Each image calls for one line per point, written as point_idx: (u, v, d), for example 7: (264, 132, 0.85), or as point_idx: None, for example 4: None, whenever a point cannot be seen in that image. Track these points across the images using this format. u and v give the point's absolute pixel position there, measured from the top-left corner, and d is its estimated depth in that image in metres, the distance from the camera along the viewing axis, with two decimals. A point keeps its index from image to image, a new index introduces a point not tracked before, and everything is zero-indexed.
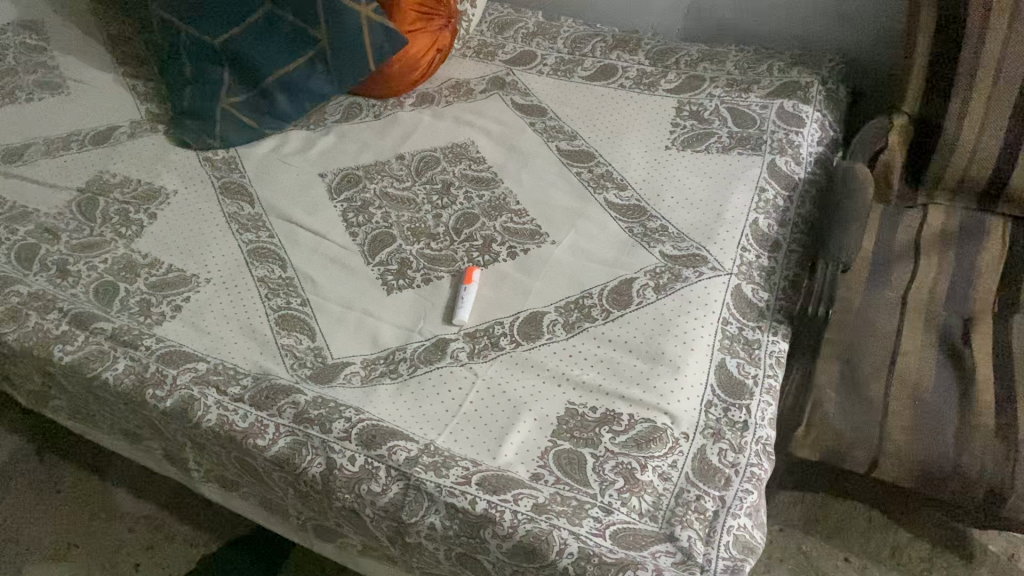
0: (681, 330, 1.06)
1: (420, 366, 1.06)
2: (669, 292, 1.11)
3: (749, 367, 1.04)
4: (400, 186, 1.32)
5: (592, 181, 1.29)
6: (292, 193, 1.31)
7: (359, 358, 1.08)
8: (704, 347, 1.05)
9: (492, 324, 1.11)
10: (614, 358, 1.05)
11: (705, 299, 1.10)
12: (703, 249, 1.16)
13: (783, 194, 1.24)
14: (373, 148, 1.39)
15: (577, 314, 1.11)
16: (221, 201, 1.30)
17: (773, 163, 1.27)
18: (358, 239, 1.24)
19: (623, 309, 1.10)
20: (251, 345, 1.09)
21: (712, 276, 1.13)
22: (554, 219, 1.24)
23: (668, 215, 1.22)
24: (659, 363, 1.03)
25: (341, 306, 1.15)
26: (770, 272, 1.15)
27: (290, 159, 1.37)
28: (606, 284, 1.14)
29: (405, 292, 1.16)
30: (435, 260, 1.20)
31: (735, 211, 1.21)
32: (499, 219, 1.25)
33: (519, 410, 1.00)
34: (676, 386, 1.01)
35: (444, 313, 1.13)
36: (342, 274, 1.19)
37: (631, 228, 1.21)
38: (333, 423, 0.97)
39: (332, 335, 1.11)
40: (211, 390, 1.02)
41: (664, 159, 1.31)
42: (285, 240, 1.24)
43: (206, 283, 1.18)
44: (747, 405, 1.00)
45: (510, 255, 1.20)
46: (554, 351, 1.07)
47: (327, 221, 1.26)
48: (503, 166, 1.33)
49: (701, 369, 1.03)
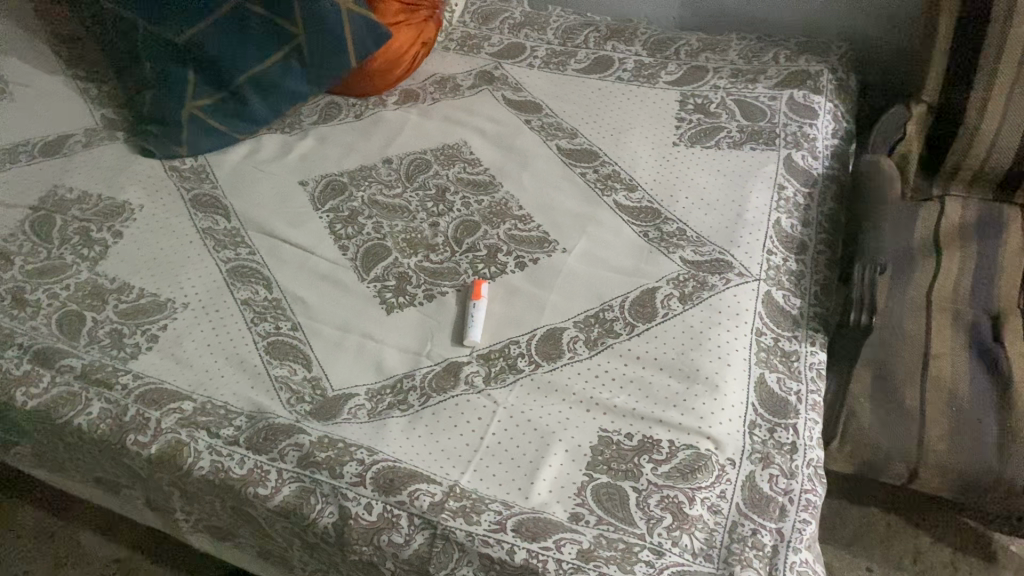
0: (713, 343, 0.98)
1: (432, 396, 0.96)
2: (696, 302, 1.03)
3: (790, 383, 0.96)
4: (390, 193, 1.21)
5: (598, 182, 1.20)
6: (272, 204, 1.19)
7: (364, 388, 0.98)
8: (740, 362, 0.97)
9: (507, 344, 1.01)
10: (645, 378, 0.96)
11: (736, 309, 1.02)
12: (727, 253, 1.08)
13: (802, 191, 1.17)
14: (357, 152, 1.28)
15: (598, 330, 1.02)
16: (193, 216, 1.18)
17: (789, 159, 1.20)
18: (349, 252, 1.13)
19: (648, 322, 1.02)
20: (241, 379, 0.98)
21: (739, 282, 1.04)
22: (563, 225, 1.15)
23: (685, 217, 1.14)
24: (694, 382, 0.95)
25: (336, 329, 1.04)
26: (799, 277, 1.07)
27: (266, 166, 1.25)
28: (628, 295, 1.05)
29: (407, 311, 1.06)
30: (436, 274, 1.10)
31: (756, 211, 1.13)
32: (502, 226, 1.15)
33: (548, 441, 0.91)
34: (715, 407, 0.93)
35: (453, 334, 1.03)
36: (335, 293, 1.08)
37: (646, 233, 1.13)
38: (343, 467, 0.86)
39: (331, 363, 1.00)
40: (201, 433, 0.91)
41: (674, 156, 1.23)
42: (268, 257, 1.13)
43: (183, 308, 1.06)
44: (794, 425, 0.92)
45: (518, 265, 1.10)
46: (578, 373, 0.98)
47: (313, 235, 1.15)
48: (501, 169, 1.24)
49: (740, 387, 0.95)
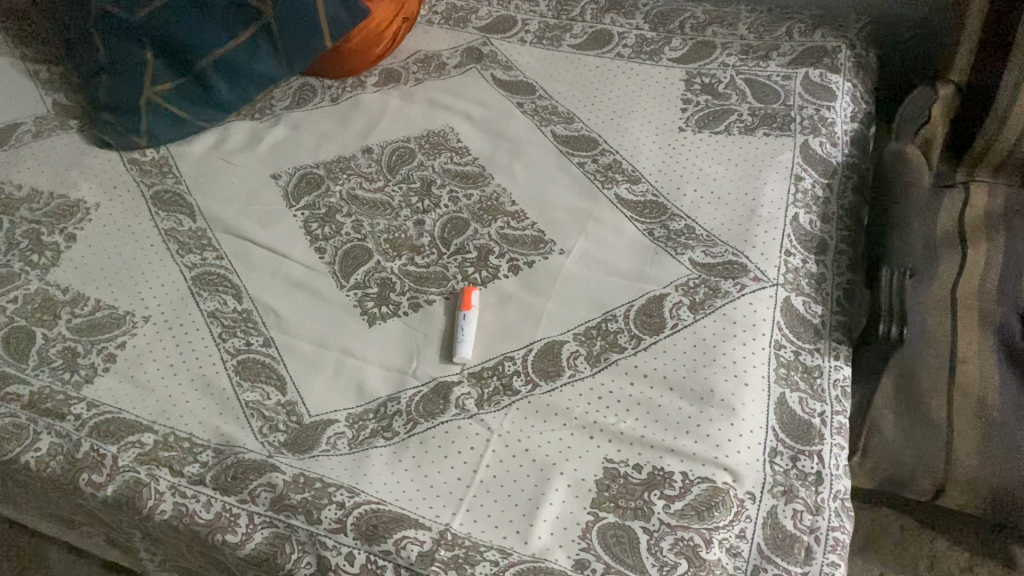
0: (727, 359, 0.89)
1: (419, 422, 0.87)
2: (708, 311, 0.94)
3: (813, 403, 0.88)
4: (371, 186, 1.11)
5: (598, 174, 1.11)
6: (242, 201, 1.09)
7: (344, 413, 0.88)
8: (758, 380, 0.88)
9: (500, 360, 0.92)
10: (654, 400, 0.87)
11: (752, 320, 0.92)
12: (741, 255, 0.99)
13: (820, 182, 1.07)
14: (333, 141, 1.17)
15: (601, 343, 0.93)
16: (155, 216, 1.08)
17: (806, 146, 1.10)
18: (326, 255, 1.03)
19: (655, 334, 0.93)
20: (207, 405, 0.89)
21: (755, 288, 0.95)
22: (560, 222, 1.05)
23: (694, 214, 1.04)
24: (708, 404, 0.86)
25: (313, 345, 0.95)
26: (820, 281, 0.98)
27: (235, 158, 1.15)
28: (632, 303, 0.96)
29: (390, 324, 0.96)
30: (422, 280, 1.01)
31: (771, 206, 1.03)
32: (493, 224, 1.06)
33: (548, 474, 0.82)
34: (731, 433, 0.84)
35: (441, 349, 0.94)
36: (311, 303, 0.99)
37: (651, 230, 1.03)
38: (321, 511, 0.78)
39: (307, 384, 0.91)
40: (162, 471, 0.82)
41: (680, 144, 1.13)
42: (237, 262, 1.03)
43: (144, 323, 0.96)
44: (819, 452, 0.84)
45: (512, 269, 1.01)
46: (579, 394, 0.89)
47: (286, 236, 1.05)
48: (491, 159, 1.14)
49: (758, 409, 0.86)
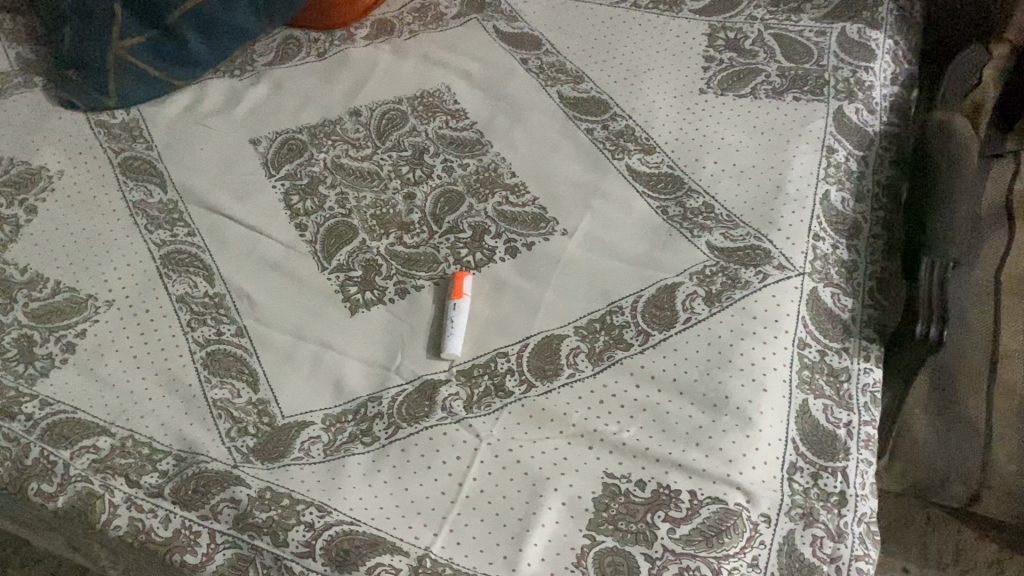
0: (744, 361, 0.81)
1: (401, 427, 0.79)
2: (724, 305, 0.85)
3: (838, 412, 0.79)
4: (358, 154, 1.02)
5: (608, 142, 1.00)
6: (218, 171, 1.00)
7: (320, 415, 0.81)
8: (778, 386, 0.79)
9: (494, 357, 0.84)
10: (661, 406, 0.79)
11: (773, 316, 0.83)
12: (763, 239, 0.89)
13: (855, 154, 0.97)
14: (318, 103, 1.07)
15: (605, 339, 0.84)
16: (122, 186, 0.99)
17: (840, 112, 0.99)
18: (308, 232, 0.95)
19: (665, 330, 0.84)
20: (172, 404, 0.81)
21: (778, 277, 0.86)
22: (563, 199, 0.96)
23: (712, 190, 0.94)
24: (721, 412, 0.78)
25: (290, 336, 0.87)
26: (851, 269, 0.89)
27: (211, 121, 1.05)
28: (641, 293, 0.87)
29: (374, 312, 0.88)
30: (411, 262, 0.92)
31: (800, 182, 0.93)
32: (490, 200, 0.96)
33: (541, 490, 0.74)
34: (746, 446, 0.76)
35: (429, 343, 0.86)
36: (288, 288, 0.90)
37: (664, 209, 0.94)
38: (289, 532, 0.71)
39: (281, 380, 0.83)
40: (118, 481, 0.75)
41: (699, 107, 1.02)
42: (210, 240, 0.94)
43: (107, 308, 0.88)
44: (843, 469, 0.76)
45: (509, 251, 0.92)
46: (579, 397, 0.80)
47: (265, 211, 0.96)
48: (490, 124, 1.04)
49: (777, 419, 0.78)
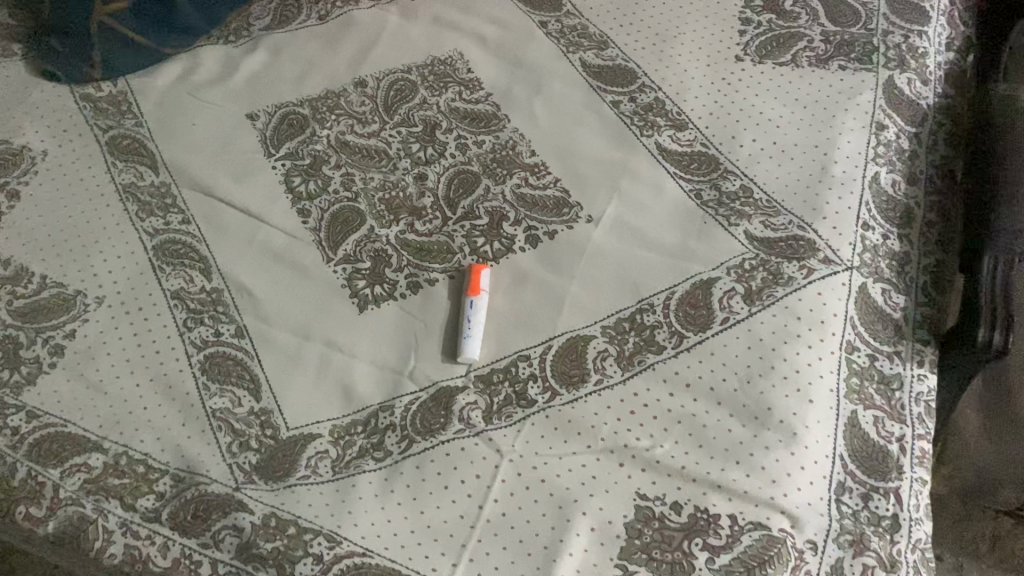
0: (788, 368, 0.74)
1: (416, 441, 0.73)
2: (766, 304, 0.78)
3: (891, 424, 0.73)
4: (365, 129, 0.94)
5: (636, 115, 0.92)
6: (213, 149, 0.92)
7: (328, 426, 0.75)
8: (824, 396, 0.73)
9: (515, 360, 0.77)
10: (697, 418, 0.73)
11: (819, 317, 0.77)
12: (807, 229, 0.82)
13: (906, 130, 0.88)
14: (320, 71, 0.99)
15: (635, 341, 0.78)
16: (110, 167, 0.91)
17: (890, 83, 0.90)
18: (311, 219, 0.87)
19: (700, 331, 0.77)
20: (169, 414, 0.75)
21: (823, 273, 0.79)
22: (588, 180, 0.88)
23: (751, 171, 0.86)
24: (763, 426, 0.72)
25: (293, 335, 0.80)
26: (902, 262, 0.81)
27: (204, 93, 0.97)
28: (674, 289, 0.80)
29: (384, 308, 0.81)
30: (423, 253, 0.85)
31: (848, 163, 0.85)
32: (508, 181, 0.89)
33: (568, 513, 0.69)
34: (790, 466, 0.70)
35: (444, 344, 0.79)
36: (291, 281, 0.83)
37: (698, 192, 0.86)
38: (296, 566, 0.67)
39: (285, 386, 0.77)
40: (112, 505, 0.71)
41: (735, 77, 0.93)
42: (206, 227, 0.87)
43: (97, 305, 0.82)
44: (897, 490, 0.70)
45: (529, 240, 0.84)
46: (607, 407, 0.74)
47: (265, 194, 0.89)
48: (507, 94, 0.96)
49: (824, 433, 0.72)
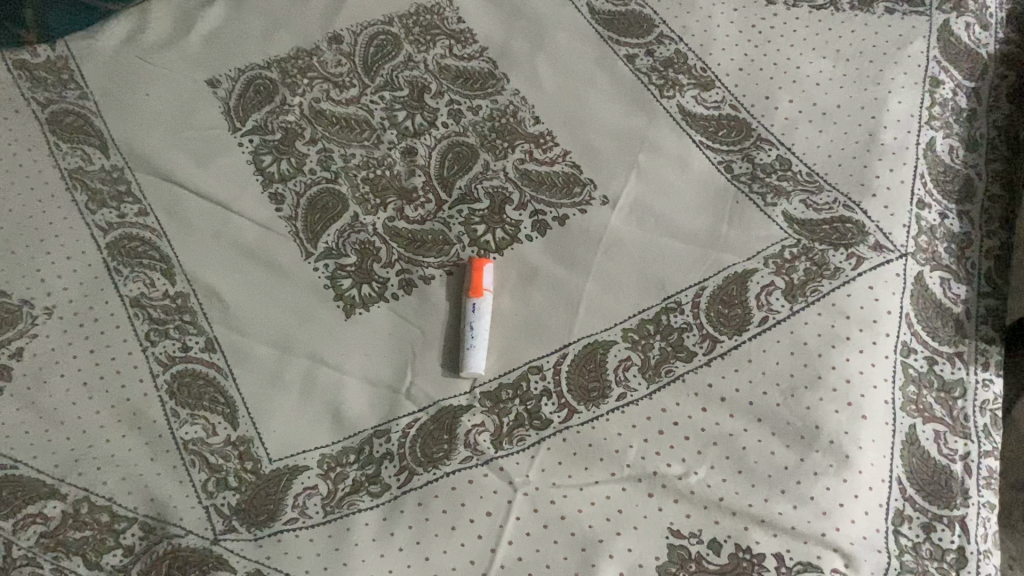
0: (837, 378, 0.65)
1: (416, 473, 0.65)
2: (810, 300, 0.68)
3: (953, 441, 0.65)
4: (343, 94, 0.82)
5: (654, 73, 0.80)
6: (172, 124, 0.80)
7: (316, 457, 0.66)
8: (879, 410, 0.65)
9: (525, 372, 0.68)
10: (735, 439, 0.64)
11: (871, 316, 0.67)
12: (854, 208, 0.71)
13: (965, 86, 0.77)
14: (289, 25, 0.86)
15: (661, 347, 0.68)
16: (54, 150, 0.80)
17: (945, 28, 0.79)
18: (286, 206, 0.77)
19: (735, 334, 0.68)
20: (134, 448, 0.66)
21: (875, 261, 0.69)
22: (601, 153, 0.77)
23: (788, 139, 0.76)
24: (811, 448, 0.63)
25: (273, 347, 0.70)
26: (962, 244, 0.71)
27: (156, 56, 0.84)
28: (704, 284, 0.70)
29: (375, 312, 0.72)
30: (416, 243, 0.74)
31: (898, 128, 0.74)
32: (510, 156, 0.78)
33: (592, 557, 0.61)
34: (841, 495, 0.62)
35: (445, 356, 0.70)
36: (267, 282, 0.73)
37: (728, 164, 0.75)
38: None
39: (266, 410, 0.68)
40: (75, 562, 0.63)
41: (767, 25, 0.81)
42: (166, 218, 0.76)
43: (46, 317, 0.72)
44: (962, 519, 0.62)
45: (537, 226, 0.74)
46: (632, 427, 0.65)
47: (232, 178, 0.78)
48: (505, 49, 0.84)
49: (880, 454, 0.63)
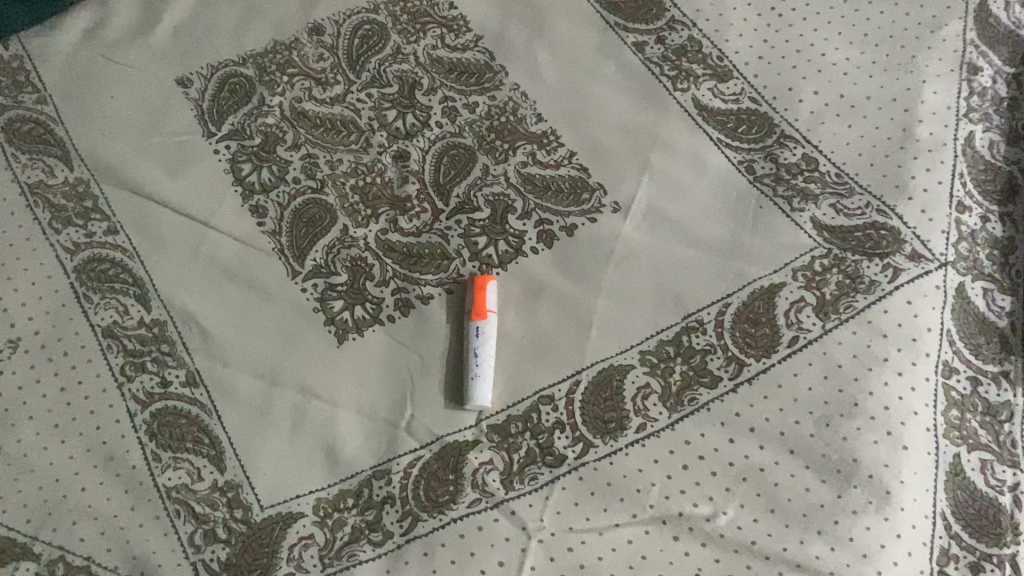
0: (875, 405, 0.60)
1: (420, 519, 0.60)
2: (844, 318, 0.63)
3: (1001, 470, 0.60)
4: (327, 92, 0.74)
5: (667, 64, 0.73)
6: (139, 130, 0.73)
7: (311, 502, 0.61)
8: (921, 439, 0.60)
9: (535, 402, 0.63)
10: (767, 474, 0.59)
11: (910, 334, 0.62)
12: (889, 212, 0.66)
13: (1005, 73, 0.71)
14: (264, 15, 0.78)
15: (682, 372, 0.63)
16: (13, 163, 0.73)
17: (983, 10, 0.73)
18: (269, 219, 0.70)
19: (763, 357, 0.62)
20: (113, 497, 0.61)
21: (913, 273, 0.64)
22: (611, 154, 0.70)
23: (814, 136, 0.69)
24: (849, 483, 0.58)
25: (259, 380, 0.64)
26: (1007, 250, 0.66)
27: (121, 53, 0.77)
28: (728, 300, 0.64)
29: (369, 336, 0.65)
30: (411, 258, 0.68)
31: (935, 122, 0.68)
32: (512, 159, 0.70)
33: None
34: (883, 535, 0.57)
35: (447, 385, 0.64)
36: (250, 306, 0.67)
37: (750, 164, 0.69)
38: None
39: (254, 451, 0.62)
40: None
41: (788, 9, 0.75)
42: (138, 236, 0.70)
43: (10, 351, 0.66)
44: (1013, 558, 0.58)
45: (543, 237, 0.67)
46: (655, 462, 0.60)
47: (207, 189, 0.71)
48: (502, 38, 0.76)
49: (923, 488, 0.59)
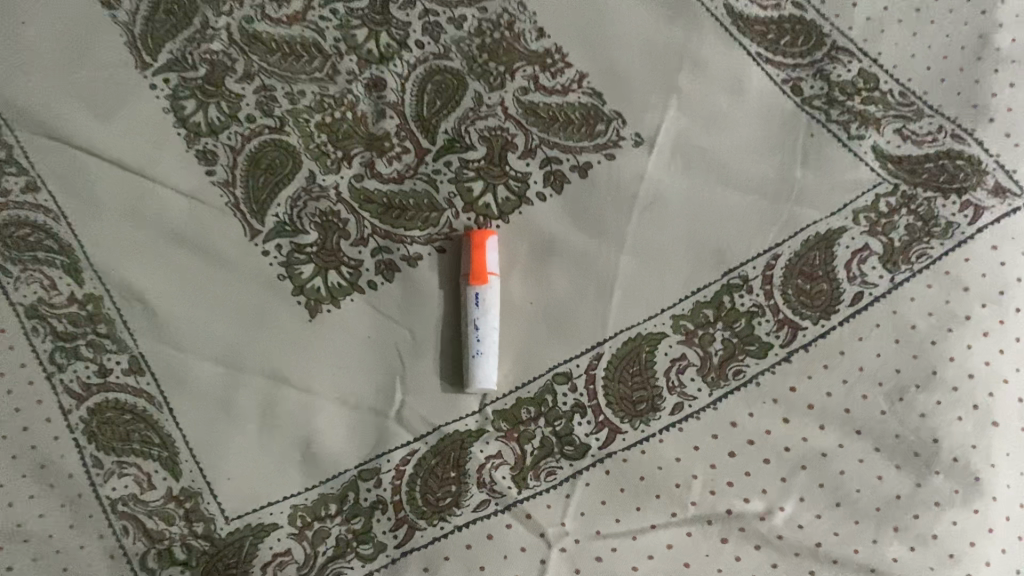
0: (957, 373, 0.52)
1: (417, 528, 0.52)
2: (916, 268, 0.53)
3: None
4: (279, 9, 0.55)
5: None
6: (54, 59, 0.54)
7: (286, 512, 0.53)
8: (1016, 414, 0.51)
9: (550, 382, 0.53)
10: (830, 462, 0.52)
11: (997, 286, 0.52)
12: (966, 138, 0.54)
13: None
14: None
15: (723, 342, 0.53)
16: None
17: None
18: (220, 165, 0.55)
19: (822, 319, 0.53)
20: (47, 513, 0.52)
21: (1000, 212, 0.53)
22: (629, 77, 0.55)
23: (873, 48, 0.55)
24: (929, 469, 0.51)
25: (220, 367, 0.54)
26: None
27: None
28: (777, 251, 0.53)
29: (347, 309, 0.54)
30: (394, 212, 0.55)
31: (1018, 27, 0.54)
32: (511, 87, 0.55)
33: None
34: (973, 530, 0.51)
35: (442, 364, 0.54)
36: (205, 277, 0.54)
37: (795, 83, 0.55)
38: None
39: (218, 453, 0.53)
40: None
41: None
42: (64, 194, 0.54)
43: None
44: None
45: (552, 180, 0.54)
46: (694, 450, 0.52)
47: (147, 136, 0.54)
48: None
49: (1017, 470, 0.51)
